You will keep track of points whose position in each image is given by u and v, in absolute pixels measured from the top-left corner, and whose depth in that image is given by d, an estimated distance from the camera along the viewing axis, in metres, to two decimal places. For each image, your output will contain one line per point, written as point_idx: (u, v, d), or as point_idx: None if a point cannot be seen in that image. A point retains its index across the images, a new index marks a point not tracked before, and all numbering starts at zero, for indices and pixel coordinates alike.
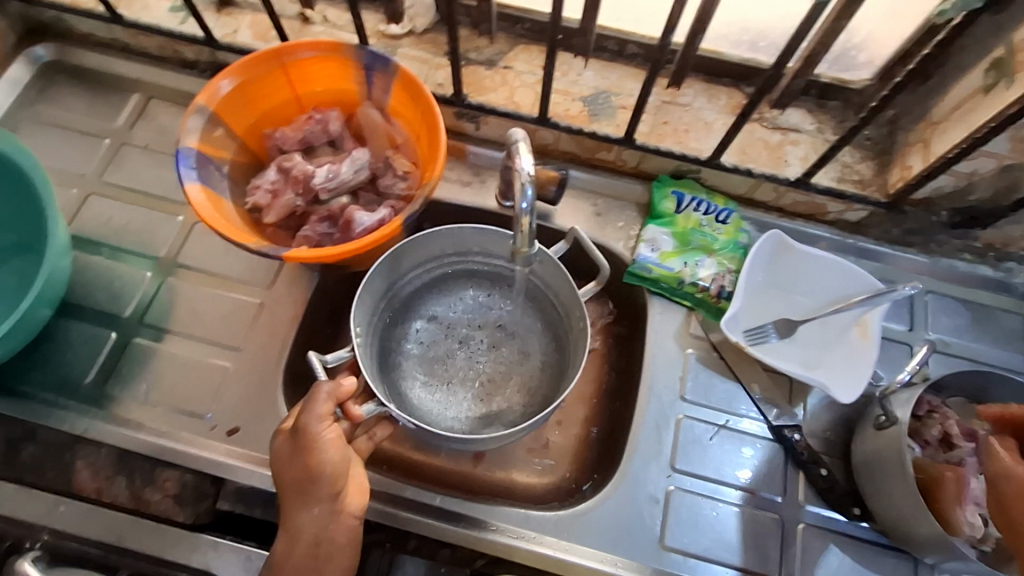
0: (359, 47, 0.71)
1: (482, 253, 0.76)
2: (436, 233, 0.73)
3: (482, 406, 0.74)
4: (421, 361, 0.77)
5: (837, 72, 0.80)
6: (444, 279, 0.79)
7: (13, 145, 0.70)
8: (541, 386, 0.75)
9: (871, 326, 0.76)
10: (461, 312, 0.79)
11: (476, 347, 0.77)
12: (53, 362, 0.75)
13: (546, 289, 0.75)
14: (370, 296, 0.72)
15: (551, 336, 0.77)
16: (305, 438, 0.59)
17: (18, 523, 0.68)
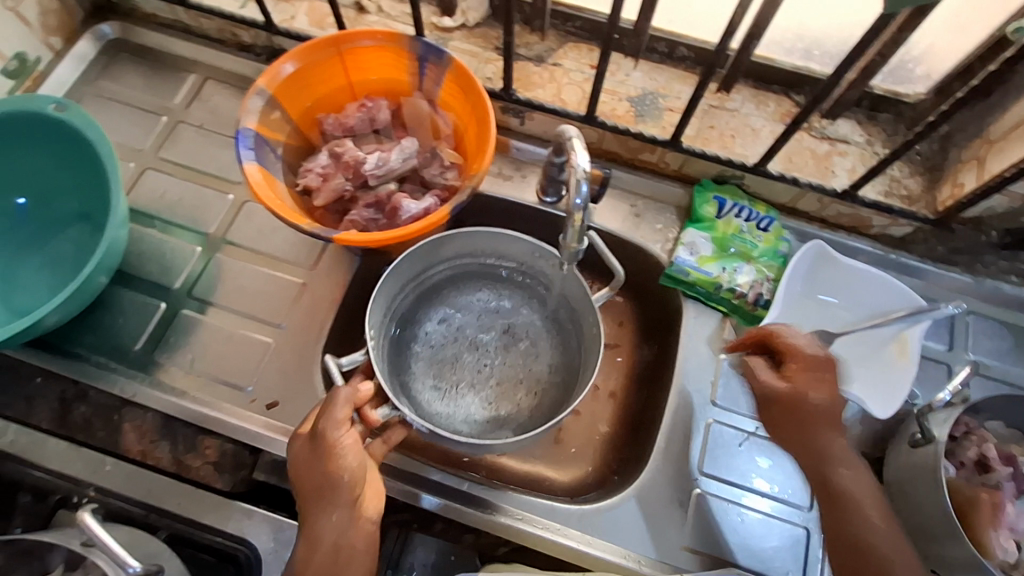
0: (415, 38, 0.73)
1: (497, 256, 0.77)
2: (456, 235, 0.73)
3: (491, 409, 0.75)
4: (433, 363, 0.77)
5: (892, 85, 0.79)
6: (457, 279, 0.80)
7: (82, 118, 0.73)
8: (549, 391, 0.76)
9: (910, 344, 0.74)
10: (471, 315, 0.80)
11: (486, 350, 0.78)
12: (106, 327, 0.78)
13: (560, 294, 0.76)
14: (388, 297, 0.74)
15: (563, 342, 0.78)
16: (324, 443, 0.59)
17: (66, 478, 0.71)
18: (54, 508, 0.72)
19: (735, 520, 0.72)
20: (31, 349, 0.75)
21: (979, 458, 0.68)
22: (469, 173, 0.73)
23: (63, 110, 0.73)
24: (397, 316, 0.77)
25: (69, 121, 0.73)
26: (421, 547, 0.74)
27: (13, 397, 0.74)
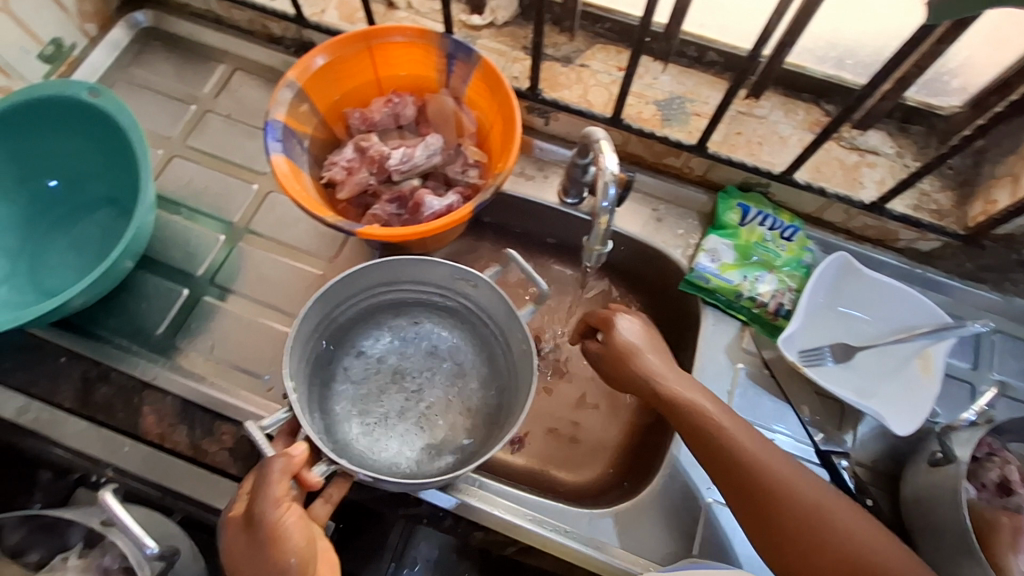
0: (444, 35, 0.73)
1: (412, 281, 0.72)
2: (372, 266, 0.67)
3: (426, 438, 0.70)
4: (357, 401, 0.71)
5: (926, 96, 0.78)
6: (374, 309, 0.74)
7: (115, 104, 0.74)
8: (483, 410, 0.72)
9: (934, 360, 0.73)
10: (391, 345, 0.75)
11: (410, 380, 0.73)
12: (130, 311, 0.79)
13: (482, 311, 0.72)
14: (304, 339, 0.66)
15: (490, 357, 0.74)
16: (263, 526, 0.54)
17: (86, 457, 0.71)
18: (73, 486, 0.74)
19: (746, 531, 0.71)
20: (56, 329, 0.76)
21: (1001, 480, 0.67)
22: (494, 171, 0.73)
23: (97, 96, 0.74)
24: (313, 359, 0.69)
25: (103, 107, 0.74)
26: (423, 543, 0.80)
27: (37, 374, 0.74)
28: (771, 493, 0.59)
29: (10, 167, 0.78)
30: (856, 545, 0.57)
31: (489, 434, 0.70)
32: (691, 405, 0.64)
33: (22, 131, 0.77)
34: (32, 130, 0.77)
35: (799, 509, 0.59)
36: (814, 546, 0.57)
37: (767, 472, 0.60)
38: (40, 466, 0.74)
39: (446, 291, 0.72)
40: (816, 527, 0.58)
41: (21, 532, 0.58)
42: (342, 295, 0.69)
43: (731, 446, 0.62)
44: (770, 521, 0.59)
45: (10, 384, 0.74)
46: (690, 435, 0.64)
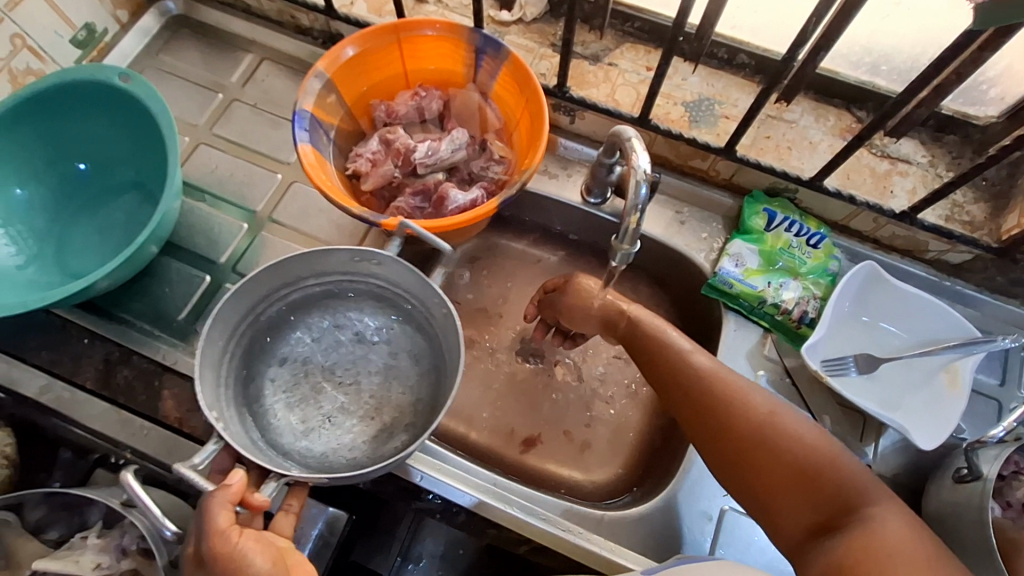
0: (474, 30, 0.73)
1: (313, 275, 0.70)
2: (265, 270, 0.65)
3: (373, 423, 0.69)
4: (291, 409, 0.69)
5: (962, 106, 0.76)
6: (288, 310, 0.71)
7: (147, 90, 0.74)
8: (422, 381, 0.71)
9: (961, 375, 0.72)
10: (314, 342, 0.72)
11: (341, 374, 0.71)
12: (154, 295, 0.79)
13: (389, 284, 0.71)
14: (211, 364, 0.63)
15: (410, 325, 0.73)
16: (215, 563, 0.52)
17: (107, 439, 0.72)
18: (92, 466, 0.74)
19: (762, 540, 0.70)
20: (80, 311, 0.77)
21: None
22: (519, 167, 0.73)
23: (128, 81, 0.75)
24: (229, 381, 0.66)
25: (134, 93, 0.74)
26: (430, 539, 0.85)
27: (61, 354, 0.75)
28: (715, 405, 0.61)
29: (41, 149, 0.79)
30: (804, 452, 0.57)
31: (435, 395, 0.70)
32: (648, 328, 0.68)
33: (54, 114, 0.77)
34: (64, 113, 0.78)
35: (742, 420, 0.59)
36: (758, 452, 0.58)
37: (716, 387, 0.61)
38: (61, 446, 0.75)
39: (346, 273, 0.70)
40: (762, 436, 0.58)
41: (43, 508, 0.59)
42: (241, 309, 0.66)
43: (681, 364, 0.64)
44: (719, 433, 0.60)
45: (35, 364, 0.75)
46: (648, 359, 0.67)
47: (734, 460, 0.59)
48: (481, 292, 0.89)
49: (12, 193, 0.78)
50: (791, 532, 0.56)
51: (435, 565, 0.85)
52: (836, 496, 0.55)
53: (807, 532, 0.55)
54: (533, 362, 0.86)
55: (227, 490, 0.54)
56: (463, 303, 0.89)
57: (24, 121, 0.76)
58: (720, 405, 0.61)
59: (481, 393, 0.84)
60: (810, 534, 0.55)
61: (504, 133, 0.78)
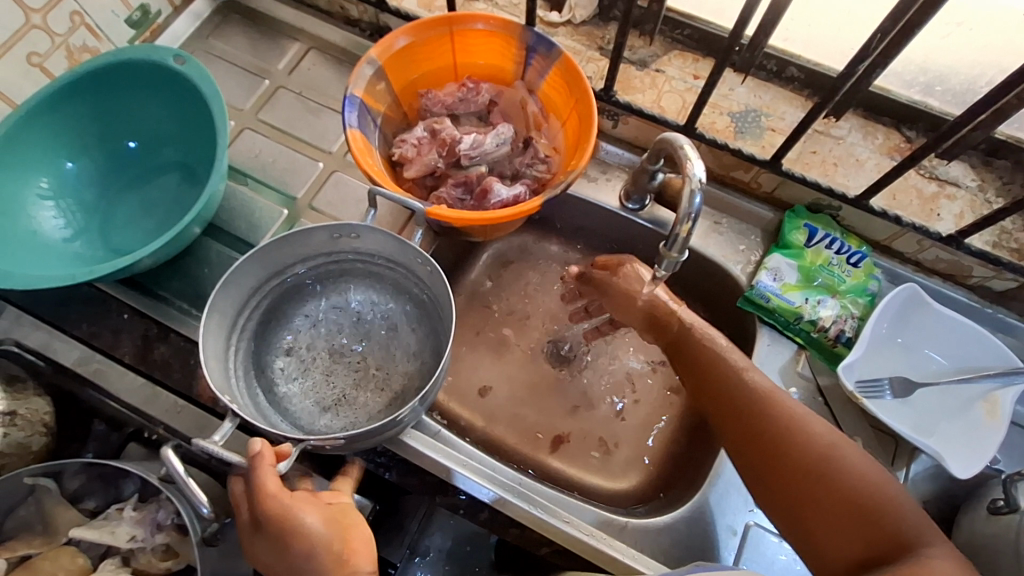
0: (527, 28, 0.73)
1: (298, 261, 0.70)
2: (250, 260, 0.65)
3: (384, 392, 0.70)
4: (304, 392, 0.69)
5: (1016, 130, 0.75)
6: (287, 297, 0.72)
7: (201, 73, 0.75)
8: (425, 347, 0.72)
9: (1001, 405, 0.70)
10: (314, 328, 0.72)
11: (346, 353, 0.72)
12: (194, 275, 0.80)
13: (374, 258, 0.71)
14: (219, 360, 0.64)
15: (400, 296, 0.73)
16: (269, 523, 0.54)
17: (143, 414, 0.73)
18: (125, 440, 0.75)
19: (786, 559, 0.69)
20: (121, 286, 0.78)
21: None
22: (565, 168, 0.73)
23: (183, 63, 0.76)
24: (241, 374, 0.67)
25: (189, 75, 0.75)
26: (439, 533, 0.84)
27: (101, 328, 0.76)
28: (769, 435, 0.60)
29: (92, 126, 0.80)
30: (864, 488, 0.55)
31: (439, 356, 0.70)
32: (711, 350, 0.66)
33: (107, 92, 0.79)
34: (117, 91, 0.79)
35: (797, 451, 0.58)
36: (812, 484, 0.57)
37: (772, 417, 0.60)
38: (95, 417, 0.76)
39: (328, 253, 0.71)
40: (818, 470, 0.57)
41: (81, 478, 0.59)
42: (236, 305, 0.66)
43: (739, 392, 0.63)
44: (770, 464, 0.59)
45: (76, 336, 0.76)
46: (702, 385, 0.66)
47: (784, 492, 0.58)
48: (514, 291, 0.90)
49: (63, 166, 0.79)
50: (832, 561, 0.55)
51: (441, 560, 0.84)
52: (886, 530, 0.54)
53: (853, 563, 0.54)
54: (561, 365, 0.86)
55: (263, 457, 0.55)
56: (494, 302, 0.89)
57: (78, 98, 0.78)
58: (775, 437, 0.59)
59: (508, 392, 0.84)
60: (853, 566, 0.54)
61: (549, 132, 0.78)
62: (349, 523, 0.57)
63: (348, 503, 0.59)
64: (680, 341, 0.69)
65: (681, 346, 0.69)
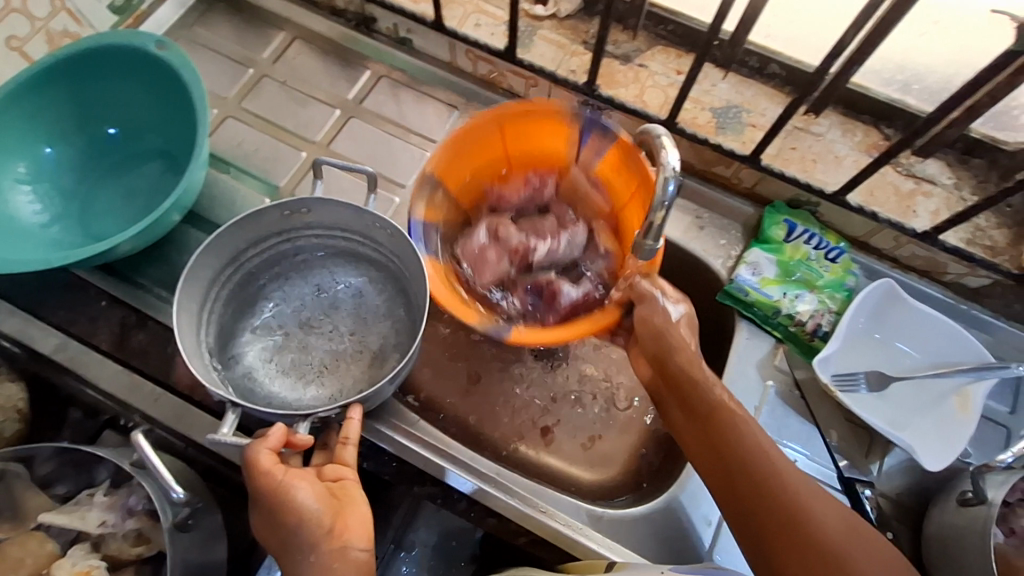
0: (580, 111, 0.72)
1: (250, 246, 0.69)
2: (205, 250, 0.64)
3: (360, 359, 0.71)
4: (282, 373, 0.70)
5: (991, 130, 0.76)
6: (246, 283, 0.72)
7: (182, 60, 0.75)
8: (398, 305, 0.73)
9: (973, 399, 0.72)
10: (280, 308, 0.73)
11: (319, 327, 0.73)
12: (172, 262, 0.79)
13: (332, 231, 0.72)
14: (196, 355, 0.63)
15: (365, 267, 0.75)
16: (265, 498, 0.55)
17: (118, 401, 0.72)
18: (100, 427, 0.76)
19: None
20: (100, 273, 0.77)
21: None
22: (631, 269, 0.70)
23: (164, 50, 0.76)
24: (218, 366, 0.67)
25: (170, 62, 0.75)
26: (424, 527, 0.84)
27: (78, 314, 0.75)
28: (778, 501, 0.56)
29: (70, 112, 0.80)
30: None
31: (412, 311, 0.72)
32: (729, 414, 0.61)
33: (85, 77, 0.78)
34: (95, 76, 0.79)
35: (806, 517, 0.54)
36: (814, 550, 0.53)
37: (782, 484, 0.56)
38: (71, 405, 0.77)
39: (286, 234, 0.71)
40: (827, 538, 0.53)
41: (52, 463, 0.58)
42: (197, 300, 0.66)
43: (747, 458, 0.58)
44: (776, 529, 0.55)
45: (52, 322, 0.75)
46: (709, 443, 0.60)
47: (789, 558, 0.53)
48: None
49: (41, 151, 0.79)
50: None
51: (427, 556, 0.84)
52: None
53: None
54: (542, 356, 0.86)
55: (265, 439, 0.57)
56: None
57: (57, 83, 0.77)
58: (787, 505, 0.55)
59: (488, 384, 0.84)
60: None
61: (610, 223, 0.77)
62: (345, 501, 0.57)
63: (348, 477, 0.59)
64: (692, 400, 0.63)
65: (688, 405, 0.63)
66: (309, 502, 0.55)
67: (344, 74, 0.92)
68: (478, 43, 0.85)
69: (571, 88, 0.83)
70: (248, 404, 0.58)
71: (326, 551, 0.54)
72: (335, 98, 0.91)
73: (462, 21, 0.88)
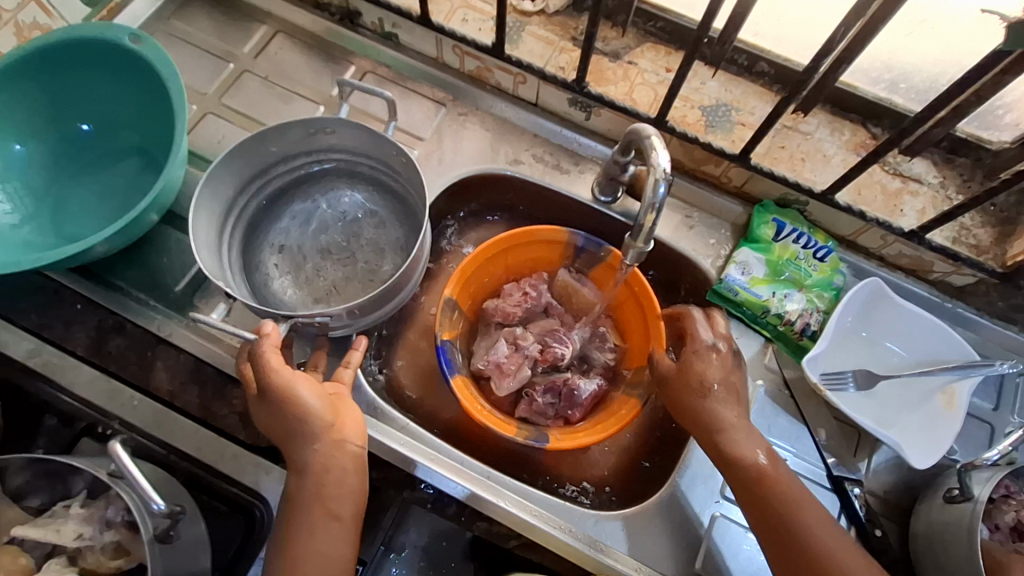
0: (574, 231, 0.81)
1: (277, 161, 0.74)
2: (230, 157, 0.68)
3: (370, 280, 0.76)
4: (296, 285, 0.76)
5: (976, 129, 0.76)
6: (273, 195, 0.77)
7: (158, 54, 0.72)
8: (408, 238, 0.77)
9: (958, 396, 0.73)
10: (303, 227, 0.79)
11: (336, 249, 0.78)
12: (150, 264, 0.77)
13: (356, 155, 0.76)
14: (210, 252, 0.69)
15: (380, 196, 0.79)
16: (274, 393, 0.60)
17: (93, 407, 0.70)
18: (77, 436, 0.69)
19: (744, 548, 0.70)
20: (75, 275, 0.75)
21: (1016, 524, 0.65)
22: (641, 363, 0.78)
23: (139, 43, 0.73)
24: (237, 272, 0.73)
25: (145, 55, 0.72)
26: (415, 529, 0.78)
27: (52, 319, 0.73)
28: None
29: (41, 107, 0.77)
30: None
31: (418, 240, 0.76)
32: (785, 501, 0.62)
33: (58, 71, 0.75)
34: (68, 71, 0.76)
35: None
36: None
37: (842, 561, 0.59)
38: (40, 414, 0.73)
39: (310, 152, 0.75)
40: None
41: (25, 474, 0.56)
42: (222, 203, 0.71)
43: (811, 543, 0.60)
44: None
45: (24, 326, 0.73)
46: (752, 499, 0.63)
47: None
48: None
49: (10, 148, 0.76)
50: None
51: (418, 557, 0.78)
52: None
53: None
54: None
55: (271, 336, 0.61)
56: None
57: (28, 77, 0.74)
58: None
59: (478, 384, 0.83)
60: None
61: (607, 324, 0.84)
62: (344, 406, 0.64)
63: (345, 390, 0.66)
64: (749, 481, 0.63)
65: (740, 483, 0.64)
66: (314, 402, 0.61)
67: (328, 69, 0.90)
68: (465, 38, 0.83)
69: (560, 86, 0.82)
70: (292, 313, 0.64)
71: (326, 441, 0.61)
72: (319, 94, 0.89)
73: (448, 16, 0.86)
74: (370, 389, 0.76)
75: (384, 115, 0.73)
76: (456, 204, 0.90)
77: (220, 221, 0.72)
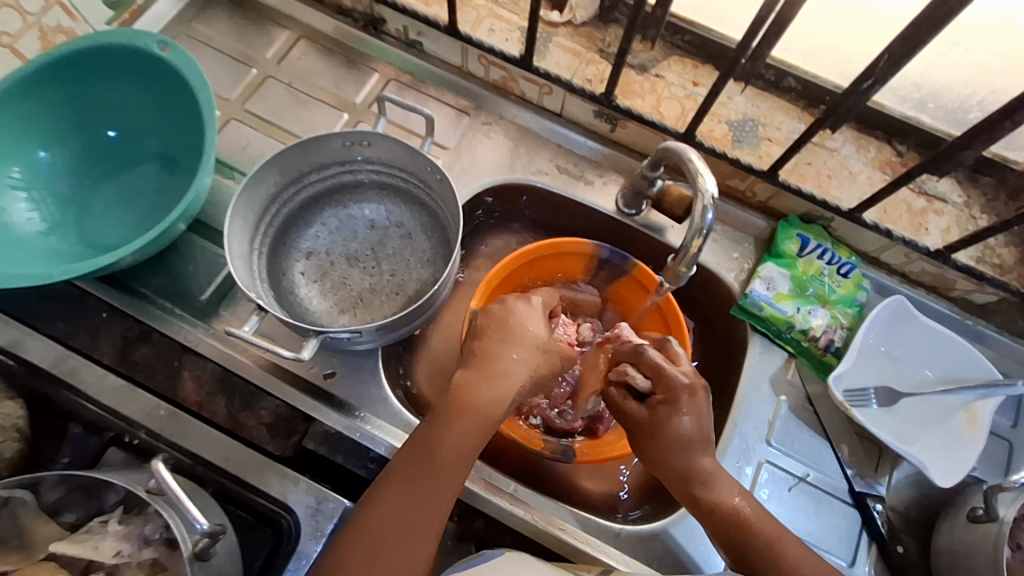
0: (600, 244, 0.81)
1: (312, 169, 0.74)
2: (268, 164, 0.68)
3: (397, 292, 0.76)
4: (323, 295, 0.76)
5: (1003, 150, 0.77)
6: (305, 202, 0.77)
7: (185, 60, 0.72)
8: (437, 253, 0.77)
9: (981, 416, 0.73)
10: (331, 234, 0.78)
11: (363, 259, 0.78)
12: (174, 272, 0.77)
13: (390, 166, 0.75)
14: (243, 258, 0.69)
15: (410, 207, 0.79)
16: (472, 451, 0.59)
17: (120, 417, 0.69)
18: (105, 445, 0.70)
19: None
20: (99, 283, 0.75)
21: None
22: None
23: (168, 50, 0.72)
24: (265, 279, 0.73)
25: (173, 63, 0.72)
26: None
27: (78, 327, 0.73)
28: None
29: (67, 112, 0.76)
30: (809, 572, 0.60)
31: (447, 256, 0.76)
32: (767, 543, 0.61)
33: (82, 76, 0.74)
34: (91, 76, 0.75)
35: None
36: None
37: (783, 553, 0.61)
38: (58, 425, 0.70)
39: (343, 162, 0.75)
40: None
41: (61, 489, 0.56)
42: (256, 209, 0.71)
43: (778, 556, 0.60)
44: None
45: (50, 334, 0.72)
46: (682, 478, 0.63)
47: None
48: None
49: (35, 155, 0.75)
50: None
51: None
52: None
53: None
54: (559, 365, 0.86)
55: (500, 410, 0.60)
56: None
57: (51, 83, 0.73)
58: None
59: None
60: None
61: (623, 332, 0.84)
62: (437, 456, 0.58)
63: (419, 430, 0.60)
64: (727, 529, 0.62)
65: (723, 537, 0.62)
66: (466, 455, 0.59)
67: (350, 76, 0.90)
68: (493, 48, 0.83)
69: (588, 98, 0.82)
70: (327, 332, 0.63)
71: (433, 529, 0.56)
72: (341, 101, 0.88)
73: (475, 26, 0.86)
74: (395, 402, 0.75)
75: (428, 140, 0.74)
76: (478, 213, 0.89)
77: (252, 228, 0.72)
